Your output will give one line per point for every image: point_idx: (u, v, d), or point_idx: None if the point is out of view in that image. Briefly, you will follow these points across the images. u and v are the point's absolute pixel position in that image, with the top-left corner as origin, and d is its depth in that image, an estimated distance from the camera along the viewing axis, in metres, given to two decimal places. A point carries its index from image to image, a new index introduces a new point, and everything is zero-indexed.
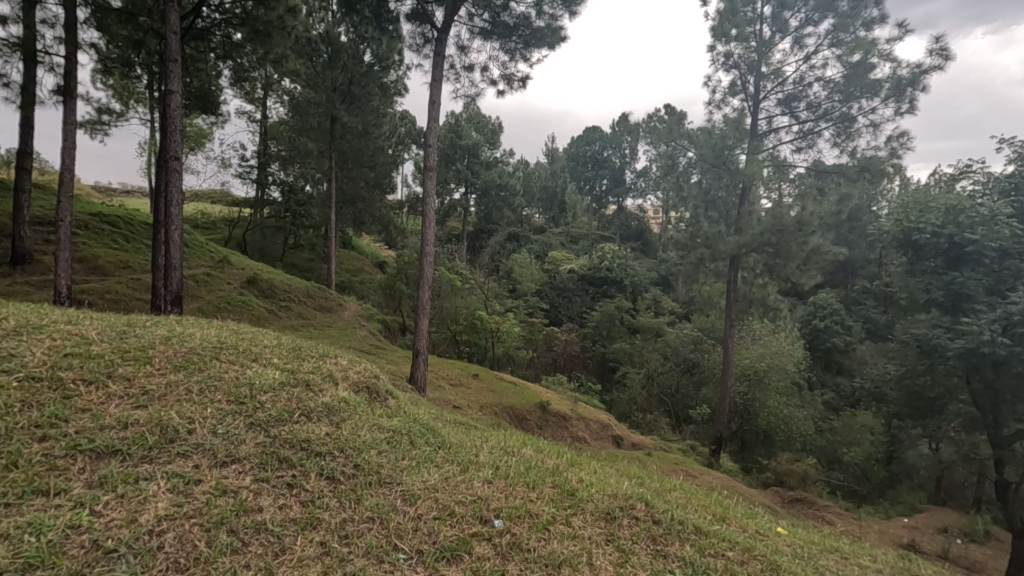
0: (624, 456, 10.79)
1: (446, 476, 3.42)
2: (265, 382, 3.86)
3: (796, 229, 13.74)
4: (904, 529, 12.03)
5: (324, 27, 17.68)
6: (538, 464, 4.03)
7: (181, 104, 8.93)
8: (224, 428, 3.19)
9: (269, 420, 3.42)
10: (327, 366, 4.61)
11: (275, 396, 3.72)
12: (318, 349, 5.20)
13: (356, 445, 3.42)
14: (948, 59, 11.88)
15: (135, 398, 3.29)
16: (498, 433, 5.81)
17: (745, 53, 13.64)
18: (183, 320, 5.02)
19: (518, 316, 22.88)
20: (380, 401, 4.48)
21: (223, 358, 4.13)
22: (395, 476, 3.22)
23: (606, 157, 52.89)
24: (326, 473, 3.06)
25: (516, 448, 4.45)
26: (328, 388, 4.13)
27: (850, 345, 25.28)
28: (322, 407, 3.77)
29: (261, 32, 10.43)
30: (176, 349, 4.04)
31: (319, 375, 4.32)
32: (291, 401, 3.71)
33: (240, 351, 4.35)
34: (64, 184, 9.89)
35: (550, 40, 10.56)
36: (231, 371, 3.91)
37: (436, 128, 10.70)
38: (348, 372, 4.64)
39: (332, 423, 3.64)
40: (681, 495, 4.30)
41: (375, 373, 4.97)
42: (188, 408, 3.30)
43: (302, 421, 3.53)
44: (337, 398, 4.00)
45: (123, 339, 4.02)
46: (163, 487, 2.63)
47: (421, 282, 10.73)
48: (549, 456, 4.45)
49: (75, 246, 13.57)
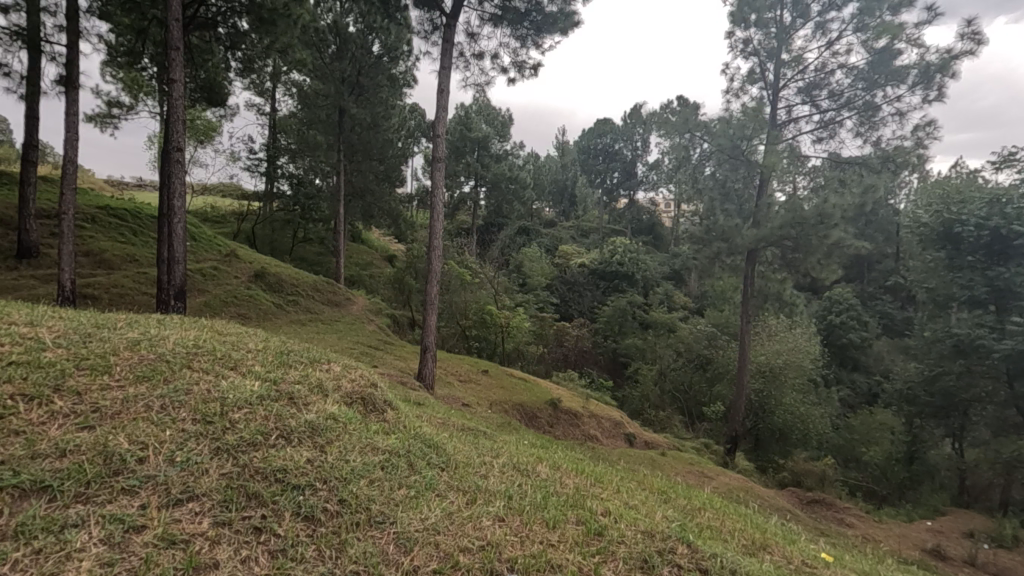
0: (636, 456, 10.50)
1: (450, 512, 2.92)
2: (241, 397, 3.41)
3: (817, 222, 13.32)
4: (928, 534, 11.61)
5: (332, 17, 17.25)
6: (554, 489, 3.57)
7: (181, 95, 8.62)
8: (184, 455, 2.73)
9: (240, 444, 2.95)
10: (317, 374, 4.22)
11: (249, 414, 3.26)
12: (311, 353, 4.82)
13: (344, 475, 2.95)
14: (980, 44, 11.35)
15: (83, 417, 2.85)
16: (506, 439, 5.52)
17: (764, 40, 13.16)
18: (168, 321, 4.76)
19: (529, 311, 22.62)
20: (376, 414, 4.09)
21: (197, 367, 3.70)
22: (388, 514, 2.73)
23: (618, 150, 51.42)
24: (303, 512, 2.58)
25: (529, 464, 4.07)
26: (315, 403, 3.70)
27: (867, 342, 24.73)
28: (305, 426, 3.32)
29: (267, 20, 10.16)
30: (140, 357, 3.61)
31: (306, 386, 3.91)
32: (268, 420, 3.26)
33: (218, 358, 3.93)
34: (66, 176, 9.70)
35: (563, 26, 10.18)
36: (203, 384, 3.46)
37: (445, 118, 10.36)
38: (340, 381, 4.25)
39: (317, 445, 3.19)
40: (715, 515, 3.87)
41: (371, 379, 4.58)
42: (143, 429, 2.85)
43: (279, 444, 3.07)
44: (324, 414, 3.56)
45: (81, 345, 3.61)
46: (94, 538, 2.13)
47: (430, 277, 10.42)
48: (568, 473, 4.02)
49: (81, 240, 13.44)
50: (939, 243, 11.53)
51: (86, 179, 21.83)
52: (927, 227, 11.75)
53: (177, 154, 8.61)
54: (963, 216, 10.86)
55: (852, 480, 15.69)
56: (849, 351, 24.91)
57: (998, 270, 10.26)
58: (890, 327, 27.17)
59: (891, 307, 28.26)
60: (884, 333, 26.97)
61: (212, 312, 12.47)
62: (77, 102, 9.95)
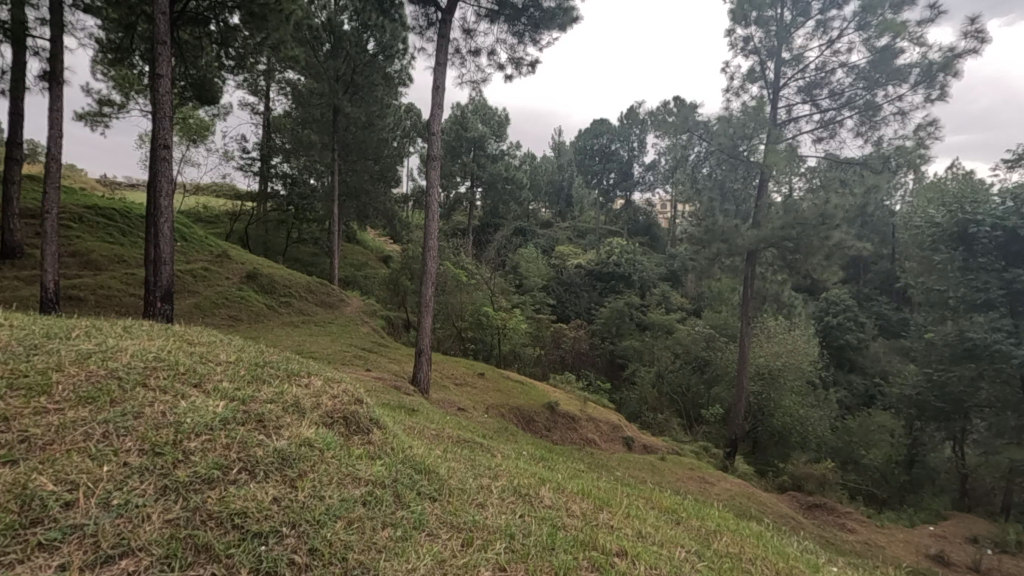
0: (636, 461, 10.30)
1: (442, 560, 2.37)
2: (199, 423, 2.75)
3: (819, 223, 13.13)
4: (930, 539, 11.50)
5: (327, 15, 16.97)
6: (561, 522, 3.06)
7: (168, 90, 8.27)
8: (122, 498, 2.15)
9: (194, 481, 2.35)
10: (294, 390, 3.51)
11: (209, 445, 2.62)
12: (291, 364, 4.13)
13: (316, 516, 2.38)
14: (983, 43, 11.21)
15: (5, 450, 2.27)
16: (502, 450, 5.25)
17: (765, 38, 12.98)
18: (142, 325, 4.42)
19: (526, 312, 22.34)
20: (361, 436, 3.39)
21: (152, 386, 3.04)
22: (368, 567, 2.16)
23: (615, 151, 51.15)
24: (264, 567, 2.02)
25: (532, 485, 3.63)
26: (288, 428, 3.01)
27: (864, 343, 24.66)
28: (275, 457, 2.70)
29: (258, 15, 9.88)
30: (89, 373, 3.00)
31: (281, 405, 3.23)
32: (229, 451, 2.62)
33: (182, 373, 3.26)
34: (50, 174, 9.39)
35: (561, 21, 9.93)
36: (158, 405, 2.82)
37: (440, 116, 10.12)
38: (321, 398, 3.55)
39: (287, 480, 2.58)
40: (732, 540, 3.58)
41: (358, 395, 3.91)
42: (75, 464, 2.26)
43: (242, 481, 2.46)
44: (297, 441, 2.90)
45: (21, 360, 2.98)
46: None
47: (425, 277, 10.10)
48: (573, 496, 3.60)
49: (67, 240, 13.13)
50: (953, 244, 11.46)
51: (78, 178, 21.61)
52: (950, 228, 11.40)
53: (164, 153, 8.38)
54: (978, 216, 10.81)
55: (853, 483, 15.54)
56: (846, 352, 24.80)
57: (1014, 273, 10.26)
58: (887, 327, 27.16)
59: (886, 307, 28.25)
60: (881, 334, 26.96)
61: (202, 314, 12.20)
62: (61, 98, 9.63)
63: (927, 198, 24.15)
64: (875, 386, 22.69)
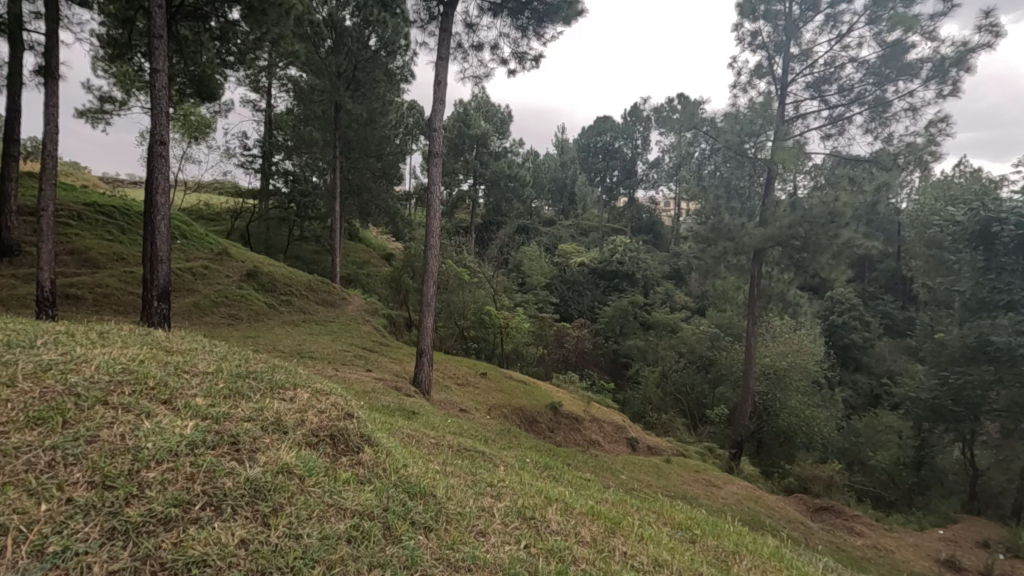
0: (641, 463, 10.14)
1: None
2: (160, 449, 2.43)
3: (827, 221, 12.90)
4: (940, 543, 11.29)
5: (328, 10, 16.73)
6: (572, 555, 2.74)
7: (164, 86, 8.06)
8: (59, 544, 1.85)
9: (148, 522, 2.04)
10: (275, 405, 3.16)
11: (170, 476, 2.29)
12: (281, 373, 3.88)
13: (290, 563, 2.04)
14: (998, 37, 10.95)
15: None
16: (504, 459, 5.01)
17: (773, 33, 12.75)
18: (129, 330, 4.24)
19: (529, 311, 22.18)
20: (350, 455, 3.02)
21: (113, 404, 2.73)
22: None
23: (618, 148, 50.84)
24: None
25: (538, 506, 3.32)
26: (266, 453, 2.67)
27: (870, 342, 24.44)
28: (245, 488, 2.36)
29: (257, 9, 9.69)
30: (44, 390, 2.68)
31: (258, 424, 2.88)
32: (192, 483, 2.29)
33: (151, 389, 2.94)
34: (47, 171, 9.22)
35: (565, 14, 9.71)
36: (118, 428, 2.52)
37: (441, 112, 9.92)
38: (306, 411, 3.19)
39: (258, 518, 2.23)
40: (753, 563, 3.37)
41: (348, 407, 3.50)
42: (8, 502, 1.96)
43: (205, 520, 2.13)
44: (273, 468, 2.56)
45: None
46: None
47: (426, 276, 9.91)
48: (582, 519, 3.30)
49: (66, 238, 12.99)
50: (971, 243, 11.20)
51: (80, 176, 21.50)
52: (967, 225, 11.15)
53: (159, 149, 8.19)
54: (1000, 215, 10.57)
55: (859, 485, 15.35)
56: (851, 351, 24.57)
57: None
58: (892, 326, 26.94)
59: (892, 307, 28.02)
60: (887, 333, 26.77)
61: (201, 313, 12.08)
62: (57, 93, 9.47)
63: (934, 196, 23.90)
64: (882, 386, 22.50)
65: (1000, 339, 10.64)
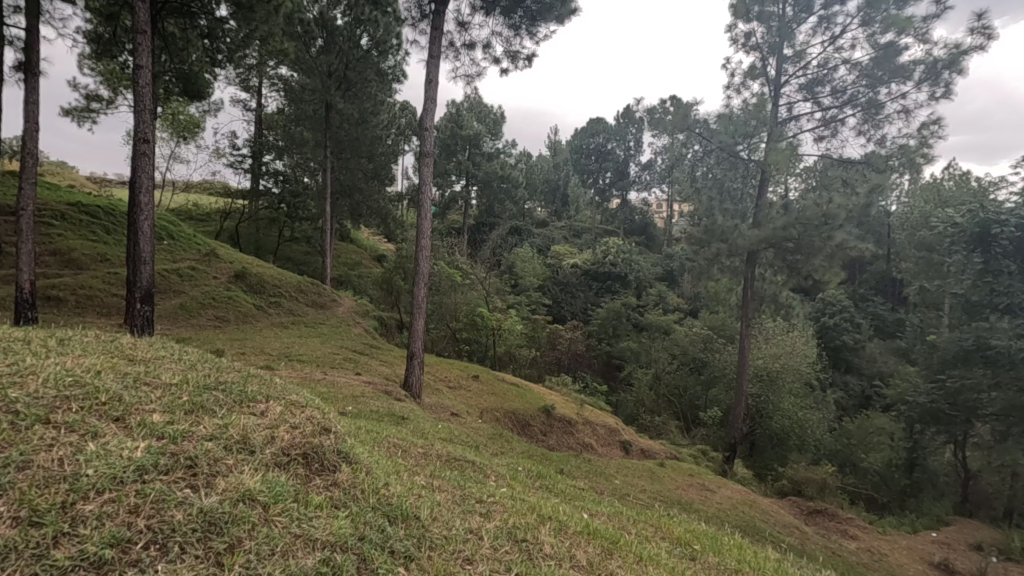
0: (634, 467, 10.03)
1: None
2: (103, 477, 2.06)
3: (821, 223, 12.84)
4: (934, 546, 11.26)
5: (319, 9, 16.46)
6: None
7: (148, 83, 7.77)
8: None
9: (79, 568, 1.67)
10: (246, 422, 2.83)
11: (109, 510, 1.92)
12: (258, 383, 3.63)
13: None
14: (990, 40, 10.96)
15: None
16: (494, 468, 4.85)
17: (767, 34, 12.69)
18: (103, 337, 4.04)
19: (521, 313, 22.05)
20: (325, 476, 2.72)
21: (56, 424, 2.33)
22: None
23: (611, 150, 50.99)
24: None
25: (528, 526, 3.11)
26: (227, 479, 2.30)
27: (861, 344, 24.54)
28: (198, 522, 2.00)
29: (245, 6, 9.44)
30: None
31: (220, 444, 2.53)
32: (135, 518, 1.93)
33: (102, 404, 2.58)
34: (26, 169, 8.94)
35: (559, 13, 9.59)
36: (57, 451, 2.14)
37: (433, 111, 9.76)
38: (277, 429, 2.86)
39: (210, 558, 1.88)
40: None
41: (326, 423, 3.20)
42: None
43: (150, 563, 1.78)
44: (231, 497, 2.20)
45: None
46: None
47: (417, 278, 9.75)
48: (577, 540, 3.12)
49: (49, 238, 12.71)
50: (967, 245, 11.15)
51: (66, 175, 21.19)
52: (960, 227, 11.11)
53: (141, 146, 7.95)
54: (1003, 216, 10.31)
55: (851, 487, 15.34)
56: (842, 352, 24.65)
57: None
58: (882, 328, 27.11)
59: (882, 308, 28.21)
60: (877, 334, 26.93)
61: (187, 316, 11.81)
62: (37, 90, 9.20)
63: (924, 199, 24.04)
64: (872, 387, 22.58)
65: (1001, 344, 10.52)
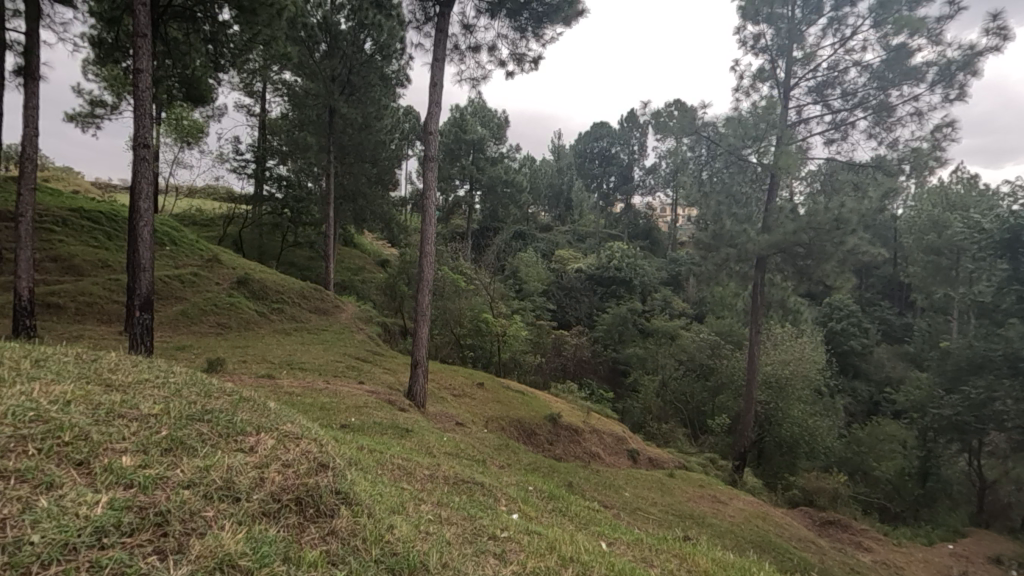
0: (643, 478, 9.78)
1: None
2: (50, 545, 1.77)
3: (834, 228, 12.51)
4: (952, 559, 10.96)
5: (322, 14, 16.40)
6: None
7: (149, 87, 7.55)
8: None
9: None
10: (232, 464, 2.61)
11: None
12: (247, 411, 3.42)
13: None
14: (1005, 41, 10.73)
15: None
16: (504, 490, 4.60)
17: (775, 37, 12.51)
18: (93, 355, 3.86)
19: (525, 319, 21.84)
20: (322, 523, 2.51)
21: (6, 472, 2.09)
22: None
23: (615, 154, 51.56)
24: None
25: (550, 571, 2.87)
26: (202, 540, 2.04)
27: (868, 349, 24.22)
28: None
29: (247, 9, 9.26)
30: None
31: (196, 499, 2.26)
32: None
33: (64, 446, 2.35)
34: (25, 175, 8.76)
35: (565, 15, 9.45)
36: (3, 509, 1.88)
37: (437, 115, 9.60)
38: (262, 473, 2.63)
39: None
40: None
41: (322, 458, 3.01)
42: None
43: None
44: (204, 566, 1.90)
45: None
46: None
47: (420, 284, 9.46)
48: None
49: (50, 244, 12.56)
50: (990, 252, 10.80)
51: (70, 180, 21.13)
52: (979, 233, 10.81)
53: (141, 151, 7.77)
54: None
55: (863, 496, 15.05)
56: (850, 358, 24.31)
57: None
58: (890, 333, 26.81)
59: (889, 313, 27.95)
60: (884, 339, 26.64)
61: (188, 324, 11.63)
62: (37, 94, 9.07)
63: (931, 203, 23.82)
64: (881, 393, 22.27)
65: None
